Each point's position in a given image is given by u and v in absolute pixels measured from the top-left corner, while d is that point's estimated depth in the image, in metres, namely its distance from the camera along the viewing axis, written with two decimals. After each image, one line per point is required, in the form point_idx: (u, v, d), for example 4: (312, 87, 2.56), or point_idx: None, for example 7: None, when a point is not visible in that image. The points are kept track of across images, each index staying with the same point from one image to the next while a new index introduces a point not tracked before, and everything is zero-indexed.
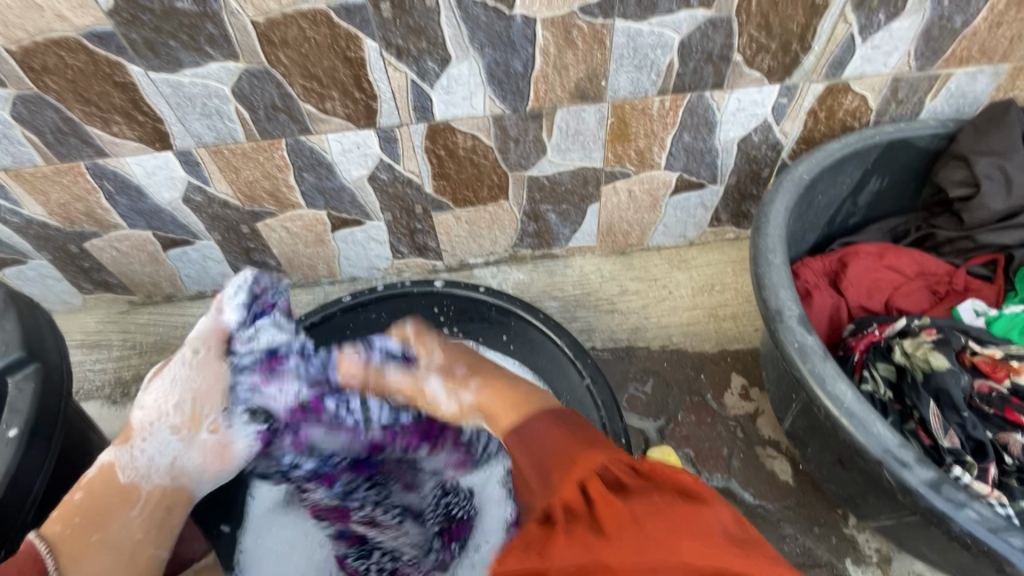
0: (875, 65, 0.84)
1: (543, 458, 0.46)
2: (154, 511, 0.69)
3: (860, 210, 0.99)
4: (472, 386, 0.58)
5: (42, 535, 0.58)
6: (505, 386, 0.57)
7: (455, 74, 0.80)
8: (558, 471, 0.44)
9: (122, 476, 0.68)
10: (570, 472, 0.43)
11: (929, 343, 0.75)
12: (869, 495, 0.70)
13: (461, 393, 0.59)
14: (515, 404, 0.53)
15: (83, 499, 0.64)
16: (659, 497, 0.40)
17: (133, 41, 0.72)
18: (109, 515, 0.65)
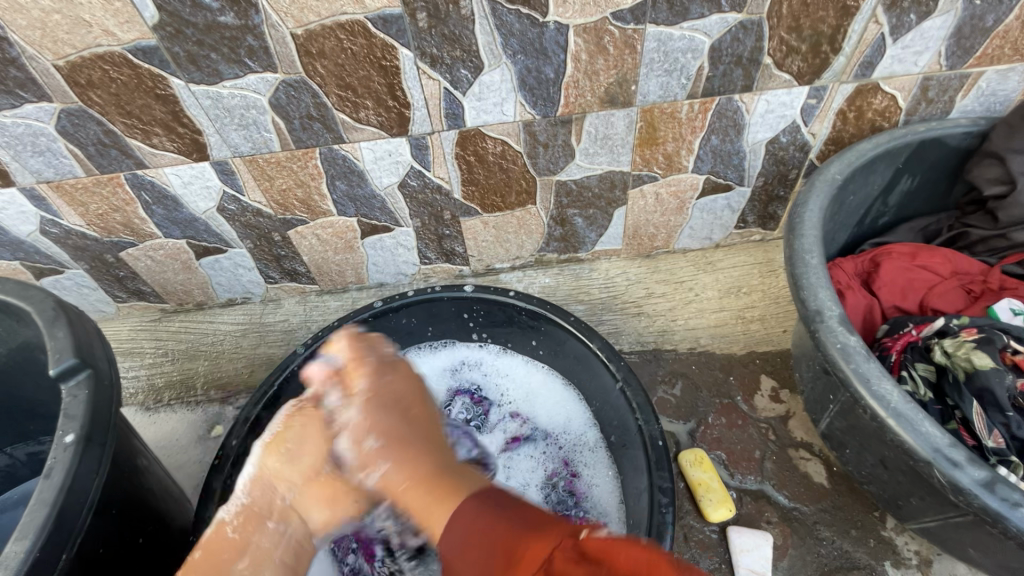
0: (905, 65, 0.84)
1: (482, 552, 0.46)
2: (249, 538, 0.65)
3: (890, 209, 0.99)
4: (382, 466, 0.61)
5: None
6: (415, 462, 0.60)
7: (488, 81, 0.81)
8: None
9: (230, 531, 0.65)
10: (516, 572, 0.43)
11: (970, 342, 0.74)
12: (912, 496, 0.69)
13: (371, 469, 0.62)
14: (436, 504, 0.54)
15: (199, 558, 0.64)
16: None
17: (176, 54, 0.73)
18: (217, 571, 0.63)
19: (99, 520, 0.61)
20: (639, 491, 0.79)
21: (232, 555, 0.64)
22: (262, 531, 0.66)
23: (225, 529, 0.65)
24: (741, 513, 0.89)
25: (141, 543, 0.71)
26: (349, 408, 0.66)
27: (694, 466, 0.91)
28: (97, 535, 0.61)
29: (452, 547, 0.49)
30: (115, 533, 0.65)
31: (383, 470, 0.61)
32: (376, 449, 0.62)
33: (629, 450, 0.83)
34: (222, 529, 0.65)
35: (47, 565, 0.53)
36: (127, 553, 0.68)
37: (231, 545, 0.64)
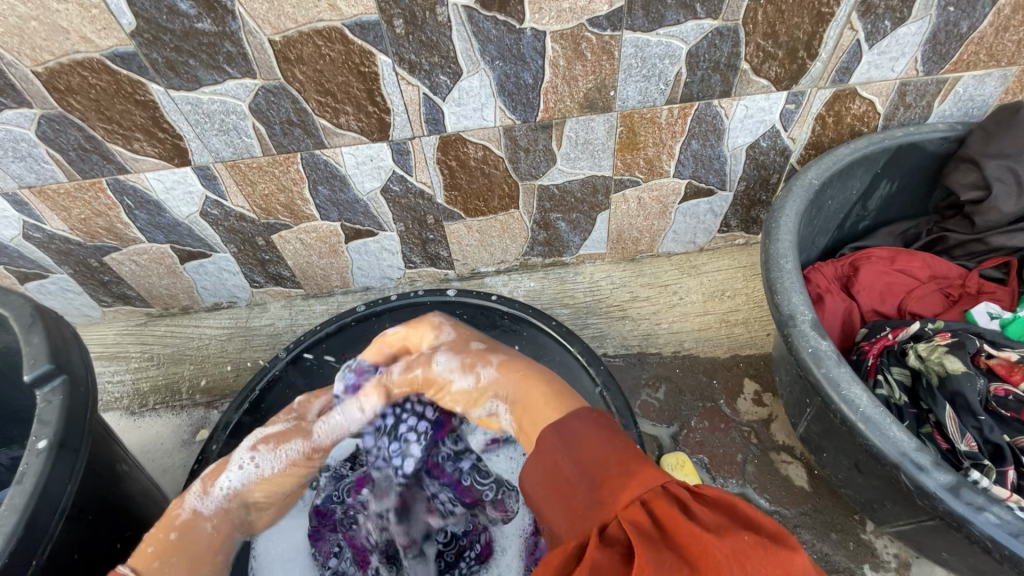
0: (882, 70, 0.84)
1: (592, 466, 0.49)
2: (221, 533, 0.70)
3: (871, 214, 0.99)
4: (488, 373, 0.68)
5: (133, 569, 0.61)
6: (522, 368, 0.67)
7: (467, 86, 0.81)
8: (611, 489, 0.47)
9: (206, 524, 0.68)
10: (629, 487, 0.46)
11: (943, 347, 0.75)
12: (886, 500, 0.69)
13: (481, 370, 0.69)
14: (554, 406, 0.59)
15: (179, 539, 0.65)
16: (744, 535, 0.40)
17: (155, 61, 0.74)
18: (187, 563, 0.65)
19: (73, 525, 0.61)
20: None
21: (209, 550, 0.68)
22: (232, 538, 0.72)
23: (206, 522, 0.68)
24: None
25: (119, 548, 0.71)
26: (444, 338, 0.77)
27: (677, 470, 0.91)
28: (70, 540, 0.61)
29: (562, 440, 0.53)
30: (90, 538, 0.65)
31: (498, 371, 0.68)
32: (487, 356, 0.71)
33: None
34: (201, 521, 0.68)
35: (16, 571, 0.53)
36: (103, 559, 0.68)
37: (211, 540, 0.68)
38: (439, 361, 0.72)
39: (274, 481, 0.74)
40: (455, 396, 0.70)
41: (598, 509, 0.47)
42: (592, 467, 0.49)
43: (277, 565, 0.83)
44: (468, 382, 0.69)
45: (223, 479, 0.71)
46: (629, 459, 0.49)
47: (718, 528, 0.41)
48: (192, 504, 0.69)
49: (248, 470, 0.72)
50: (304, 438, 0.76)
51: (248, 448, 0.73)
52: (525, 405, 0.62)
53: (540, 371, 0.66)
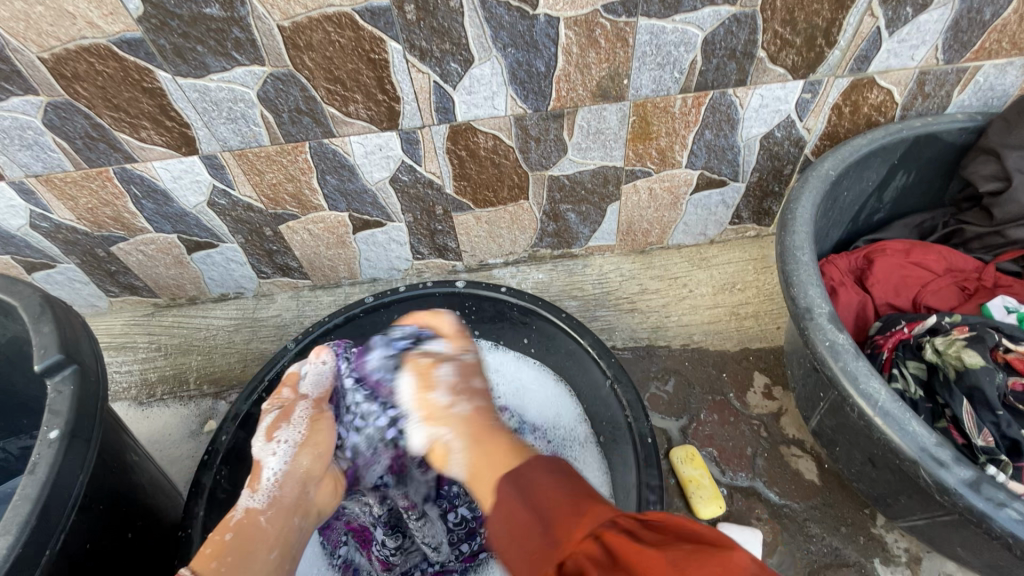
0: (901, 58, 0.83)
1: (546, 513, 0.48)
2: (280, 517, 0.67)
3: (886, 205, 0.98)
4: (461, 405, 0.68)
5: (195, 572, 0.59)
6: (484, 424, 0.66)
7: (478, 74, 0.80)
8: (566, 529, 0.46)
9: (262, 518, 0.66)
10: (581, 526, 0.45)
11: (961, 340, 0.74)
12: (901, 495, 0.69)
13: (455, 404, 0.68)
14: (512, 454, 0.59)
15: (232, 539, 0.63)
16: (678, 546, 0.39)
17: (162, 47, 0.73)
18: (251, 556, 0.62)
19: (85, 515, 0.61)
20: (628, 486, 0.79)
21: (263, 544, 0.64)
22: (291, 525, 0.68)
23: (259, 515, 0.66)
24: (732, 510, 0.89)
25: (130, 538, 0.71)
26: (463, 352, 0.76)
27: (687, 462, 0.91)
28: (82, 531, 0.61)
29: (518, 492, 0.52)
30: (101, 529, 0.65)
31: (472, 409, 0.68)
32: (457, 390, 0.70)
33: (618, 444, 0.83)
34: (255, 516, 0.66)
35: (31, 559, 0.53)
36: (116, 548, 0.68)
37: (266, 531, 0.65)
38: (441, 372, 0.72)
39: (309, 444, 0.73)
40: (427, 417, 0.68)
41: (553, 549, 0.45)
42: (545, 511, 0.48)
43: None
44: (446, 402, 0.69)
45: (267, 472, 0.71)
46: (582, 498, 0.48)
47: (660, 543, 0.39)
48: (244, 504, 0.67)
49: (282, 452, 0.72)
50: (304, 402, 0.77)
51: (267, 437, 0.73)
52: (483, 453, 0.61)
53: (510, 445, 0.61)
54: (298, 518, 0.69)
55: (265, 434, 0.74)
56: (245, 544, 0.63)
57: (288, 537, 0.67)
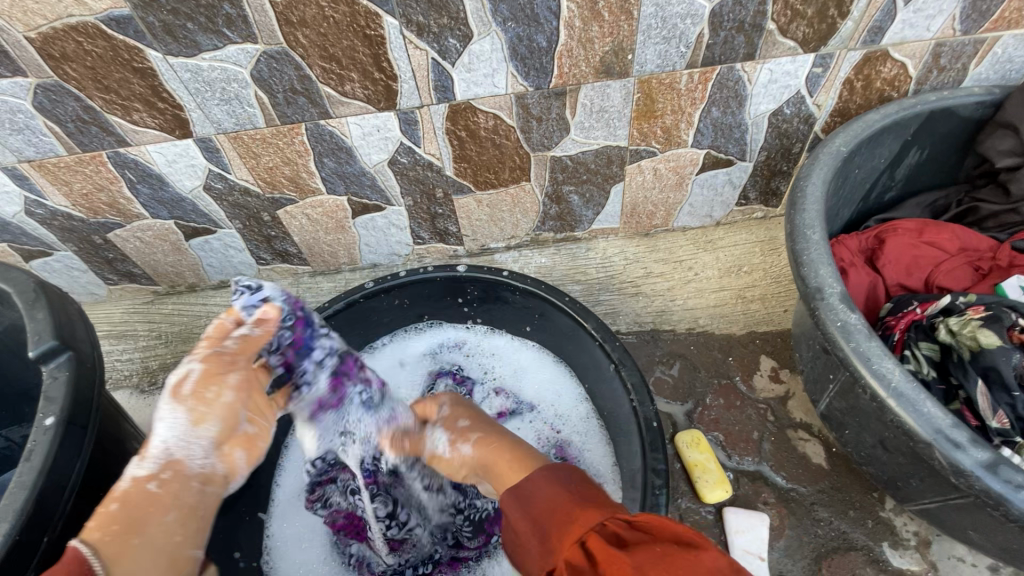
0: (916, 30, 0.79)
1: (540, 513, 0.52)
2: (175, 484, 0.58)
3: (897, 183, 0.95)
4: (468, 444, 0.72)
5: (77, 542, 0.50)
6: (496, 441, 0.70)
7: (477, 50, 0.77)
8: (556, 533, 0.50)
9: (150, 484, 0.57)
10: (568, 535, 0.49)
11: (977, 320, 0.71)
12: (912, 478, 0.67)
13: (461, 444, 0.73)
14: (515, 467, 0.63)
15: (118, 510, 0.54)
16: (657, 548, 0.42)
17: (151, 24, 0.70)
18: (149, 522, 0.54)
19: (85, 502, 0.61)
20: (632, 470, 0.78)
21: (158, 508, 0.56)
22: (188, 489, 0.59)
23: (148, 484, 0.56)
24: (738, 494, 0.88)
25: None
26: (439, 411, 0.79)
27: (693, 450, 0.90)
28: (82, 516, 0.60)
29: (520, 499, 0.55)
30: None
31: (474, 447, 0.71)
32: (470, 431, 0.74)
33: (624, 427, 0.82)
34: (142, 484, 0.56)
35: (29, 548, 0.53)
36: None
37: (159, 499, 0.56)
38: (432, 436, 0.78)
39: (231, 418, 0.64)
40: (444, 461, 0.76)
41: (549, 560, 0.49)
42: (541, 516, 0.52)
43: (293, 547, 0.85)
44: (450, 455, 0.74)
45: (154, 439, 0.60)
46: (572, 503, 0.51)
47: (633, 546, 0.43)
48: (128, 474, 0.57)
49: (174, 421, 0.60)
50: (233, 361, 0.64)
51: (173, 397, 0.61)
52: (494, 472, 0.66)
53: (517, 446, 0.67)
54: (202, 489, 0.61)
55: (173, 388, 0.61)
56: (137, 512, 0.54)
57: (188, 501, 0.58)
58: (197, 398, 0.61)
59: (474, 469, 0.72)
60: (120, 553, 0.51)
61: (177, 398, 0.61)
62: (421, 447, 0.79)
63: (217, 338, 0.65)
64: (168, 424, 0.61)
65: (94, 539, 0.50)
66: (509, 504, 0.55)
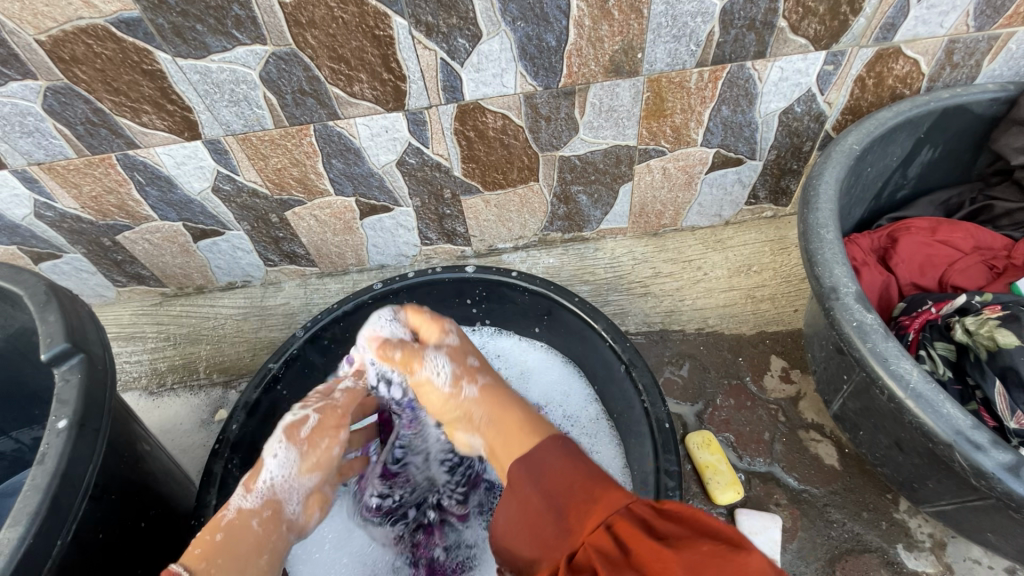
0: (929, 26, 0.79)
1: (559, 491, 0.52)
2: (272, 524, 0.68)
3: (910, 181, 0.94)
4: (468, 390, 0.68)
5: (185, 566, 0.59)
6: (501, 399, 0.67)
7: (486, 50, 0.77)
8: (577, 515, 0.50)
9: (255, 522, 0.67)
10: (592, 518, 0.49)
11: (994, 320, 0.70)
12: (929, 479, 0.67)
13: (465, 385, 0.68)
14: (524, 436, 0.60)
15: (223, 540, 0.63)
16: (703, 546, 0.41)
17: (160, 27, 0.70)
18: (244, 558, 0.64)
19: (97, 505, 0.61)
20: (643, 472, 0.77)
21: (256, 549, 0.66)
22: (280, 533, 0.69)
23: (253, 521, 0.67)
24: (750, 495, 0.88)
25: (144, 527, 0.70)
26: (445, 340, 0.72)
27: (704, 450, 0.89)
28: (94, 519, 0.60)
29: (529, 471, 0.55)
30: (113, 518, 0.64)
31: (480, 393, 0.68)
32: (478, 372, 0.70)
33: (636, 428, 0.81)
34: (248, 519, 0.67)
35: (43, 552, 0.53)
36: (129, 537, 0.67)
37: (257, 538, 0.66)
38: (432, 362, 0.69)
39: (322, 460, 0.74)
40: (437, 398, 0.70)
41: (566, 539, 0.49)
42: (561, 494, 0.52)
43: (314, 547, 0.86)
44: (449, 396, 0.69)
45: (266, 475, 0.70)
46: (597, 484, 0.52)
47: (674, 542, 0.43)
48: (236, 504, 0.68)
49: (283, 459, 0.71)
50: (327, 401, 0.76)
51: (286, 439, 0.72)
52: (497, 429, 0.64)
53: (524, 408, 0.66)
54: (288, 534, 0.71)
55: (283, 432, 0.72)
56: (235, 546, 0.64)
57: (277, 546, 0.68)
58: (311, 444, 0.73)
59: (472, 420, 0.67)
60: None
61: (293, 443, 0.72)
62: (410, 373, 0.70)
63: (324, 393, 0.77)
64: (280, 465, 0.71)
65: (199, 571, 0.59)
66: (522, 479, 0.55)
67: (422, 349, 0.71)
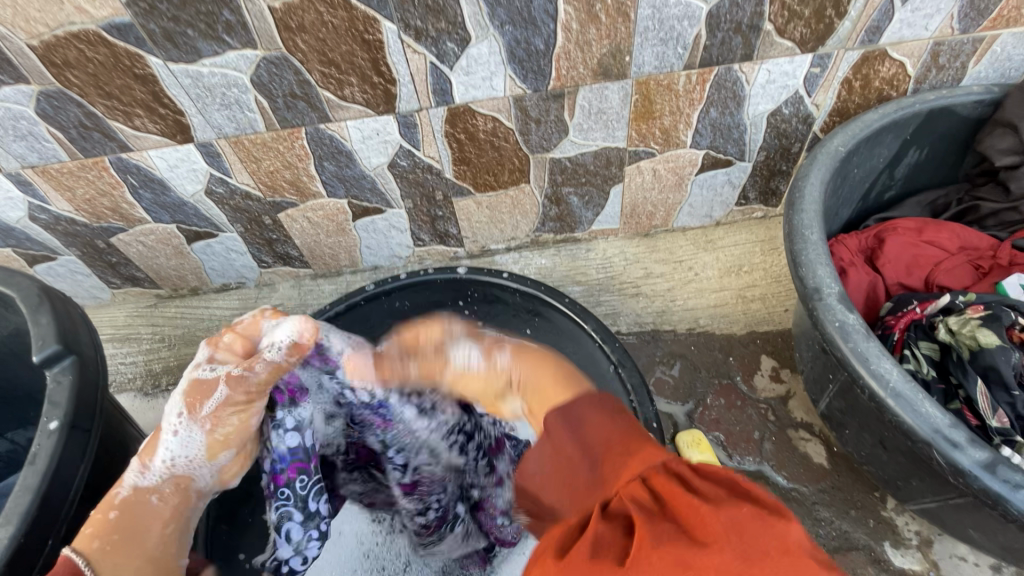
0: (915, 29, 0.79)
1: (591, 442, 0.44)
2: (174, 495, 0.63)
3: (897, 182, 0.95)
4: (501, 357, 0.57)
5: (75, 549, 0.55)
6: (538, 356, 0.56)
7: (475, 54, 0.78)
8: (611, 464, 0.42)
9: (156, 497, 0.62)
10: (625, 468, 0.41)
11: (976, 320, 0.71)
12: (912, 478, 0.68)
13: (495, 355, 0.58)
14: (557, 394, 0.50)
15: (119, 518, 0.58)
16: (745, 508, 0.36)
17: (151, 31, 0.71)
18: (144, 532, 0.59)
19: (88, 505, 0.61)
20: None
21: (149, 522, 0.60)
22: (191, 503, 0.65)
23: (151, 497, 0.62)
24: None
25: None
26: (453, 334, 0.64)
27: (694, 449, 0.89)
28: (88, 519, 0.61)
29: (565, 422, 0.46)
30: None
31: (513, 359, 0.57)
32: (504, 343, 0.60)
33: None
34: (146, 496, 0.62)
35: (34, 552, 0.53)
36: None
37: (159, 512, 0.62)
38: (460, 351, 0.61)
39: (228, 438, 0.65)
40: (470, 383, 0.60)
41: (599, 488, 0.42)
42: (591, 444, 0.44)
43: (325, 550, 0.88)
44: (480, 369, 0.58)
45: (163, 452, 0.63)
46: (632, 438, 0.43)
47: (717, 499, 0.37)
48: (131, 481, 0.62)
49: (184, 435, 0.63)
50: (235, 377, 0.63)
51: (189, 414, 0.63)
52: (534, 393, 0.53)
53: (567, 363, 0.55)
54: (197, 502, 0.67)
55: (185, 405, 0.63)
56: (133, 523, 0.59)
57: (184, 512, 0.64)
58: (213, 420, 0.63)
59: (510, 387, 0.56)
60: (116, 562, 0.56)
61: (195, 416, 0.63)
62: (441, 370, 0.63)
63: (245, 344, 0.67)
64: (179, 442, 0.63)
65: (90, 549, 0.55)
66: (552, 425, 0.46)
67: (444, 348, 0.63)
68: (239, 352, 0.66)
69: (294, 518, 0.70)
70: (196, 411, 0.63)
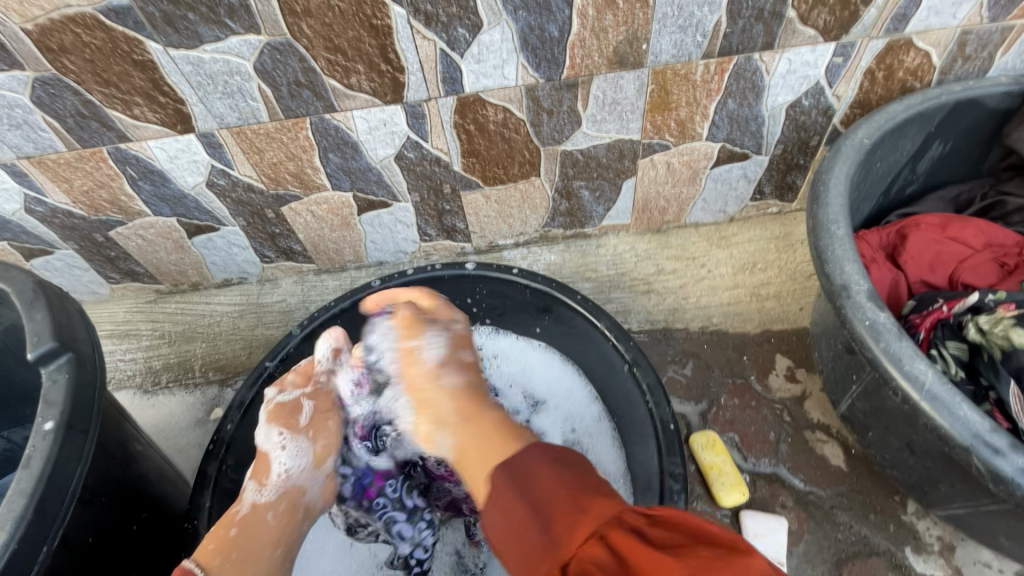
0: (942, 17, 0.77)
1: (540, 501, 0.50)
2: (285, 515, 0.74)
3: (920, 176, 0.93)
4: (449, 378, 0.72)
5: (197, 562, 0.66)
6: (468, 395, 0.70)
7: (486, 41, 0.75)
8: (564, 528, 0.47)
9: (268, 515, 0.73)
10: (579, 525, 0.46)
11: (1009, 318, 0.68)
12: (941, 482, 0.65)
13: (450, 369, 0.74)
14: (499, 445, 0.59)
15: (236, 535, 0.69)
16: (704, 551, 0.41)
17: (151, 15, 0.68)
18: (255, 546, 0.70)
19: (86, 508, 0.59)
20: (647, 475, 0.76)
21: (264, 540, 0.71)
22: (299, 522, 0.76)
23: (267, 514, 0.73)
24: (755, 497, 0.86)
25: (135, 530, 0.68)
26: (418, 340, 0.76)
27: (709, 450, 0.88)
28: (85, 523, 0.59)
29: (513, 484, 0.53)
30: (105, 521, 0.62)
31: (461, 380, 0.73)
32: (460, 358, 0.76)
33: (638, 429, 0.80)
34: (260, 514, 0.72)
35: (26, 558, 0.51)
36: (121, 541, 0.66)
37: (270, 529, 0.72)
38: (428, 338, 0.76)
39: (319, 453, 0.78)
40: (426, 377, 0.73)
41: (554, 550, 0.47)
42: (543, 505, 0.49)
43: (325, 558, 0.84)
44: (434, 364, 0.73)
45: (277, 467, 0.76)
46: (582, 492, 0.49)
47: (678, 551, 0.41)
48: (251, 498, 0.73)
49: (289, 449, 0.77)
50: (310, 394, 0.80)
51: (288, 429, 0.77)
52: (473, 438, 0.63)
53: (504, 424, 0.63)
54: (304, 520, 0.77)
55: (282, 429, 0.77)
56: (247, 541, 0.70)
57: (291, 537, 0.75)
58: (311, 429, 0.78)
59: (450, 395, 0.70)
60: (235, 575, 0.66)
61: (296, 430, 0.78)
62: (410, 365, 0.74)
63: (306, 374, 0.81)
64: (290, 452, 0.77)
65: (213, 566, 0.66)
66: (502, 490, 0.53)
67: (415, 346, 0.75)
68: (300, 381, 0.80)
69: (399, 518, 0.82)
70: (291, 428, 0.77)
